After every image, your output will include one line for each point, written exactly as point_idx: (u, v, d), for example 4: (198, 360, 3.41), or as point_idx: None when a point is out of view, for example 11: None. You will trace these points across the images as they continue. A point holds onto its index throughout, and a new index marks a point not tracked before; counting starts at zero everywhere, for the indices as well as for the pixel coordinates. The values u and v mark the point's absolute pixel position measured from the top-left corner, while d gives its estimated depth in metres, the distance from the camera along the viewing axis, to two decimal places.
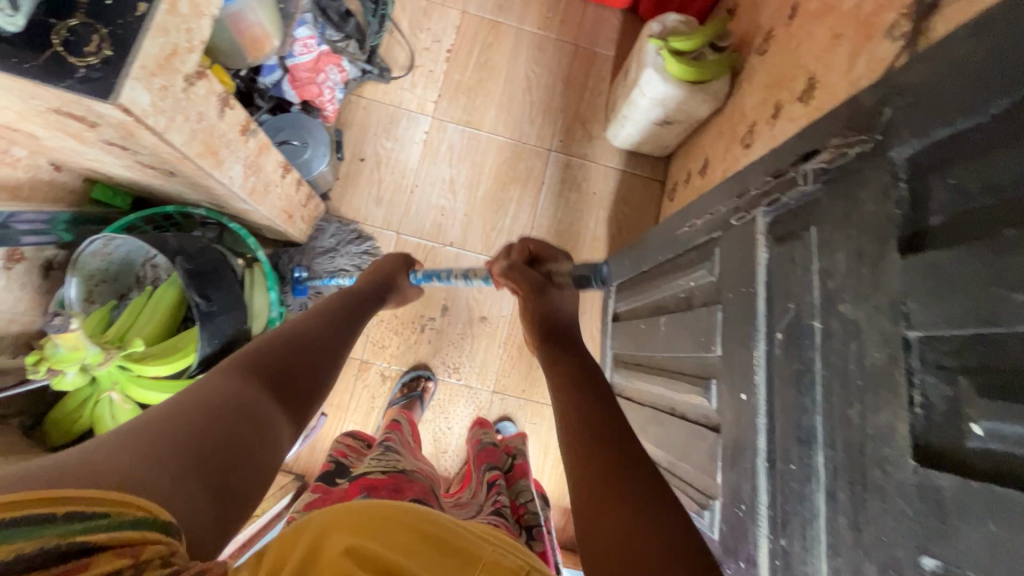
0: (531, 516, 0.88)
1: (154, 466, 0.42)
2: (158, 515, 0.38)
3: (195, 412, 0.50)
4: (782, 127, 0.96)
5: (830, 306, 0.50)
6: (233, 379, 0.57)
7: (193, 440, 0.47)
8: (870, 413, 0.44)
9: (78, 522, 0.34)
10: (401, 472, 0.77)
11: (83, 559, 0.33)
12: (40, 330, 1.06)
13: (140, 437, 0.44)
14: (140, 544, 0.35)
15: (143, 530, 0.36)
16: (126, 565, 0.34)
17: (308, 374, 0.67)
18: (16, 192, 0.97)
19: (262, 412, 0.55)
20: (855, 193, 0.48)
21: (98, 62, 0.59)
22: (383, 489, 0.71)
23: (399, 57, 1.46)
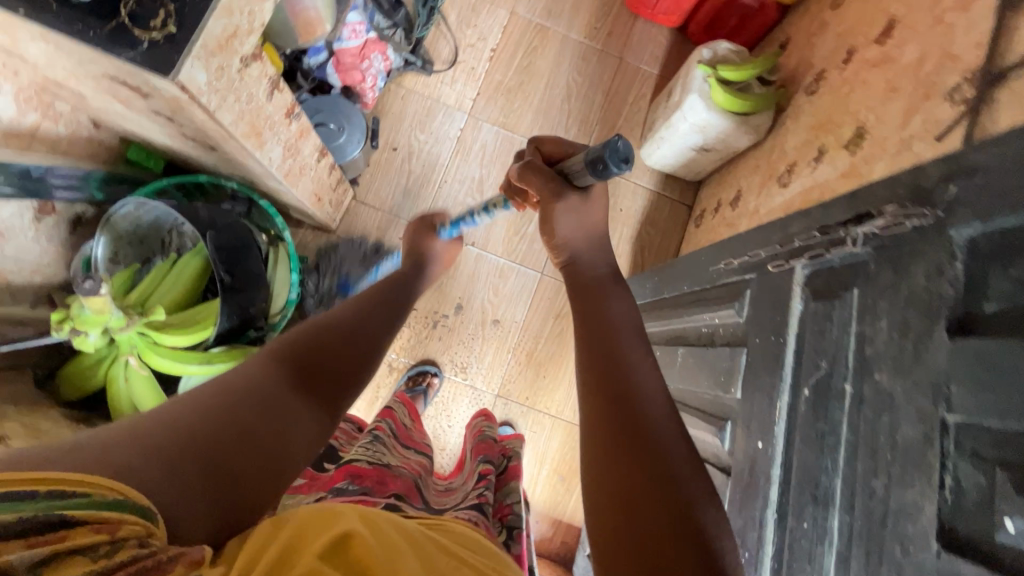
0: (515, 517, 0.78)
1: (150, 443, 0.40)
2: (139, 496, 0.36)
3: (214, 396, 0.48)
4: (824, 172, 0.95)
5: (865, 372, 0.50)
6: (261, 367, 0.55)
7: (204, 424, 0.45)
8: (896, 488, 0.44)
9: (57, 499, 0.33)
10: (387, 466, 0.72)
11: (62, 531, 0.32)
12: (61, 283, 1.07)
13: (155, 418, 0.43)
14: (117, 523, 0.35)
15: (122, 510, 0.35)
16: (103, 540, 0.33)
17: (350, 365, 0.64)
18: (55, 145, 0.98)
19: (285, 407, 0.52)
20: (906, 264, 0.47)
21: (163, 37, 0.59)
22: (368, 481, 0.67)
23: (443, 51, 1.46)
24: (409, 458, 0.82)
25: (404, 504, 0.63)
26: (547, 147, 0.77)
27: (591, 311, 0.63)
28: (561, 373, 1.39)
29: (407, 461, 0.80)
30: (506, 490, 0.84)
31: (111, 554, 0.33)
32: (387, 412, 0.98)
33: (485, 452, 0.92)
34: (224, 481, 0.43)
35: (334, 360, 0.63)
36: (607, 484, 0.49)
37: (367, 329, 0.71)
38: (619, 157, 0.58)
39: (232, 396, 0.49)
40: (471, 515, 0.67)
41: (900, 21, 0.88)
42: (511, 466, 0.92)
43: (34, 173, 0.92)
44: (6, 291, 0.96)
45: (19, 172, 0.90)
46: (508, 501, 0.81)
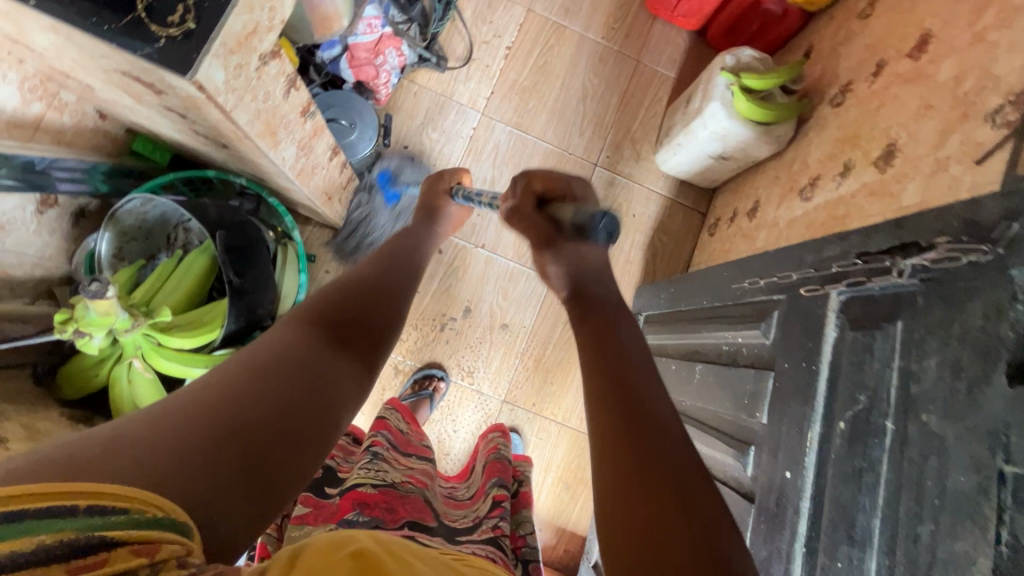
0: (530, 550, 0.75)
1: (171, 440, 0.36)
2: (178, 509, 0.34)
3: (238, 376, 0.43)
4: (850, 189, 0.93)
5: (910, 410, 0.48)
6: (286, 338, 0.50)
7: (235, 406, 0.40)
8: (944, 536, 0.42)
9: (98, 517, 0.31)
10: (392, 488, 0.66)
11: (102, 554, 0.30)
12: (63, 277, 1.04)
13: (176, 409, 0.38)
14: (158, 544, 0.32)
15: (162, 528, 0.33)
16: (141, 564, 0.31)
17: (377, 326, 0.59)
18: (60, 136, 0.94)
19: (322, 372, 0.48)
20: (960, 302, 0.45)
21: (180, 34, 0.56)
22: (376, 509, 0.62)
23: (457, 48, 1.43)
24: (416, 472, 0.74)
25: (419, 536, 0.59)
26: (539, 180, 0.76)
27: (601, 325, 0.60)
28: (569, 380, 1.38)
29: (414, 475, 0.73)
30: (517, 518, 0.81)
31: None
32: (381, 422, 0.83)
33: (500, 474, 0.85)
34: (260, 468, 0.39)
35: (358, 328, 0.57)
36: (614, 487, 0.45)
37: (388, 297, 0.64)
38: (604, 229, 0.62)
39: (262, 368, 0.44)
40: (487, 550, 0.64)
41: (936, 35, 0.85)
42: (523, 492, 0.88)
43: (37, 165, 0.90)
44: (6, 286, 0.93)
45: (22, 166, 0.87)
46: (522, 531, 0.78)
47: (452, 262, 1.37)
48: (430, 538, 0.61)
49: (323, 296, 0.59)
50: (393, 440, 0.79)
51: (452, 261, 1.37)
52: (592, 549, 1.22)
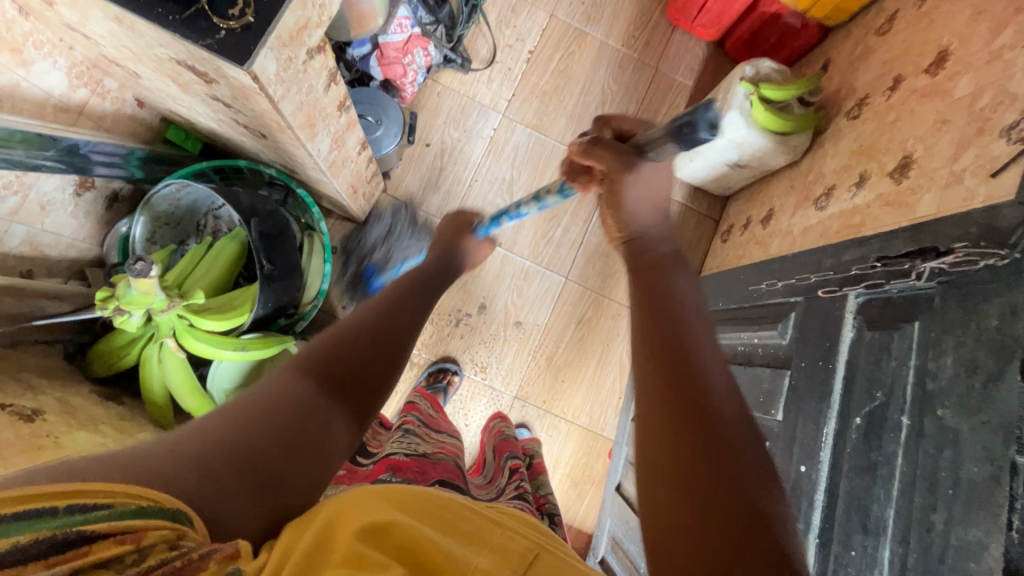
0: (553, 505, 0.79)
1: (174, 454, 0.40)
2: (171, 500, 0.37)
3: (245, 406, 0.47)
4: (864, 199, 0.95)
5: (925, 406, 0.50)
6: (292, 372, 0.54)
7: (241, 435, 0.44)
8: (957, 524, 0.45)
9: (77, 514, 0.33)
10: (423, 454, 0.68)
11: (84, 546, 0.32)
12: (95, 258, 1.07)
13: (187, 434, 0.43)
14: (143, 530, 0.34)
15: (142, 517, 0.34)
16: (126, 552, 0.33)
17: (383, 357, 0.62)
18: (100, 122, 0.98)
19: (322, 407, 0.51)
20: (978, 303, 0.48)
21: (240, 27, 0.60)
22: (408, 472, 0.63)
23: (481, 50, 1.46)
24: (447, 444, 0.76)
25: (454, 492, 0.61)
26: (616, 123, 0.71)
27: (654, 292, 0.55)
28: (579, 379, 1.40)
29: (443, 445, 0.75)
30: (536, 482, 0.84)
31: (138, 563, 0.33)
32: (410, 405, 0.87)
33: (510, 447, 0.91)
34: (263, 483, 0.43)
35: (366, 353, 0.60)
36: (653, 466, 0.43)
37: (400, 317, 0.67)
38: (709, 122, 0.53)
39: (267, 401, 0.48)
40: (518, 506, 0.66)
41: (954, 52, 0.88)
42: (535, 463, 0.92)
43: (81, 149, 0.92)
44: (42, 265, 0.96)
45: (67, 148, 0.90)
46: (543, 492, 0.81)
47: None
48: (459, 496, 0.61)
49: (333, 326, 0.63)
50: (422, 419, 0.82)
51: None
52: (598, 545, 1.24)
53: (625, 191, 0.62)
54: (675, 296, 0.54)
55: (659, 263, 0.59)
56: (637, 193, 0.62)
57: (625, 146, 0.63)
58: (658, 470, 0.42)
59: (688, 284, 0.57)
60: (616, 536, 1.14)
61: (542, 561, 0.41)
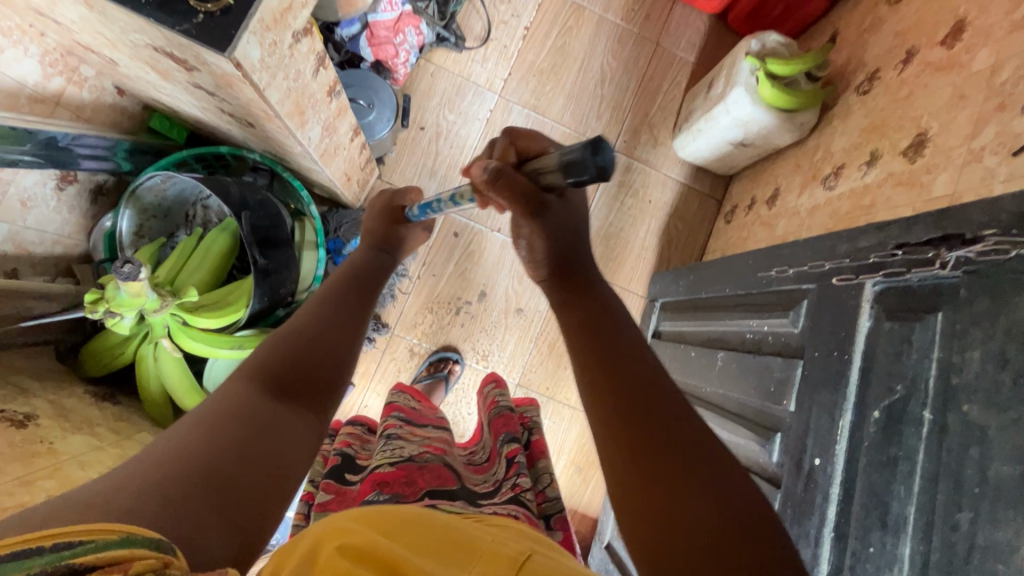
0: (551, 503, 0.75)
1: (132, 490, 0.37)
2: (147, 531, 0.33)
3: (191, 429, 0.44)
4: (876, 178, 0.93)
5: (949, 401, 0.48)
6: (234, 387, 0.51)
7: (194, 455, 0.41)
8: (983, 524, 0.43)
9: (63, 550, 0.30)
10: (410, 460, 0.64)
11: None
12: (82, 255, 1.04)
13: (131, 469, 0.39)
14: (126, 560, 0.31)
15: (129, 546, 0.32)
16: None
17: (328, 358, 0.60)
18: (79, 112, 0.93)
19: (272, 419, 0.49)
20: (1007, 295, 0.46)
21: (218, 10, 0.55)
22: (396, 486, 0.60)
23: (475, 27, 1.40)
24: (431, 441, 0.73)
25: (444, 504, 0.57)
26: (521, 142, 0.65)
27: (587, 313, 0.58)
28: None
29: (430, 445, 0.71)
30: (537, 469, 0.79)
31: None
32: (391, 405, 0.83)
33: (506, 428, 0.82)
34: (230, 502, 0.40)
35: (313, 358, 0.58)
36: (626, 484, 0.44)
37: (341, 316, 0.65)
38: (596, 167, 0.46)
39: (214, 421, 0.46)
40: (512, 510, 0.61)
41: (971, 22, 0.84)
42: (534, 441, 0.85)
43: (60, 141, 0.87)
44: (28, 263, 0.93)
45: (45, 142, 0.85)
46: (541, 487, 0.76)
47: (467, 246, 1.36)
48: (452, 502, 0.59)
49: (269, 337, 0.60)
50: (404, 416, 0.80)
51: (466, 245, 1.36)
52: (604, 530, 1.24)
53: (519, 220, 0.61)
54: (617, 317, 0.57)
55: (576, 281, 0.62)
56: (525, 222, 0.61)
57: (520, 172, 0.58)
58: (632, 493, 0.44)
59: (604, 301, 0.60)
60: None
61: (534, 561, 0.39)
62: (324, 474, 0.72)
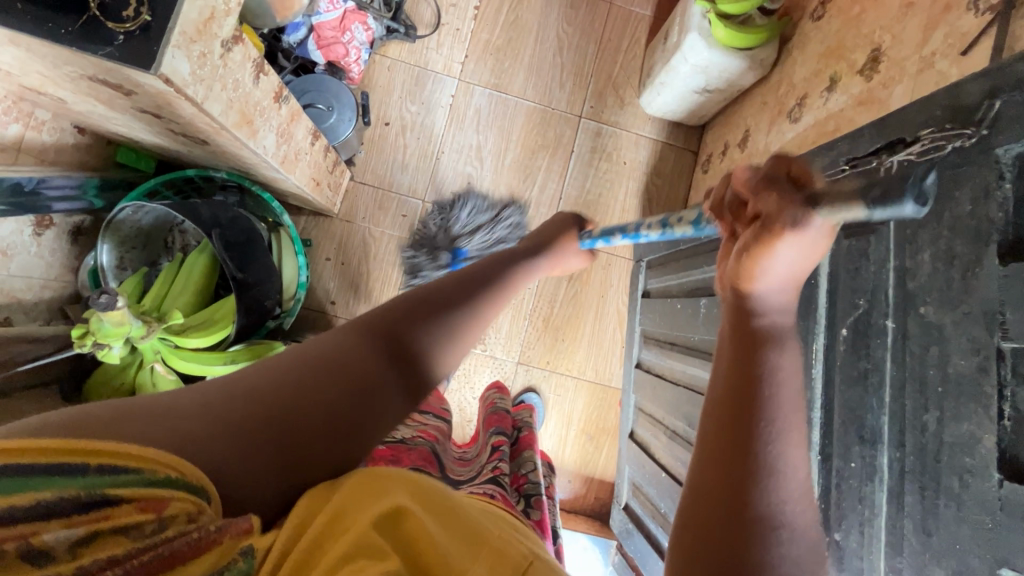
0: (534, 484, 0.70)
1: (203, 409, 0.41)
2: (186, 471, 0.35)
3: (304, 364, 0.48)
4: (838, 103, 0.90)
5: (908, 305, 0.48)
6: (359, 339, 0.53)
7: (277, 410, 0.44)
8: (950, 421, 0.43)
9: (107, 474, 0.32)
10: (400, 442, 0.64)
11: (106, 509, 0.31)
12: (72, 296, 1.06)
13: (235, 394, 0.43)
14: (167, 499, 0.33)
15: (171, 487, 0.34)
16: (149, 520, 0.32)
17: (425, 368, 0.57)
18: (43, 156, 0.95)
19: (363, 394, 0.49)
20: (949, 191, 0.45)
21: (137, 28, 0.56)
22: (382, 461, 0.59)
23: (425, 15, 1.39)
24: (428, 426, 0.72)
25: None
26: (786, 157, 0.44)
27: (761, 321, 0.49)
28: (579, 335, 1.39)
29: (423, 428, 0.70)
30: (522, 459, 0.76)
31: (162, 531, 0.32)
32: None
33: (498, 423, 0.83)
34: (279, 465, 0.42)
35: (435, 339, 0.59)
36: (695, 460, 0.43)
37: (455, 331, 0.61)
38: (919, 192, 0.37)
39: (307, 380, 0.47)
40: (488, 491, 0.59)
41: None
42: (525, 436, 0.83)
43: (26, 187, 0.89)
44: (20, 310, 0.95)
45: (11, 188, 0.87)
46: (524, 470, 0.72)
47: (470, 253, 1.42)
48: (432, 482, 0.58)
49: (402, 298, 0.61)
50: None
51: None
52: (621, 492, 1.26)
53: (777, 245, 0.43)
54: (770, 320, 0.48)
55: (761, 331, 0.46)
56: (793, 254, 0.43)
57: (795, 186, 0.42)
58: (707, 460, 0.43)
59: (793, 368, 0.45)
60: (636, 481, 1.15)
61: (538, 565, 0.38)
62: None
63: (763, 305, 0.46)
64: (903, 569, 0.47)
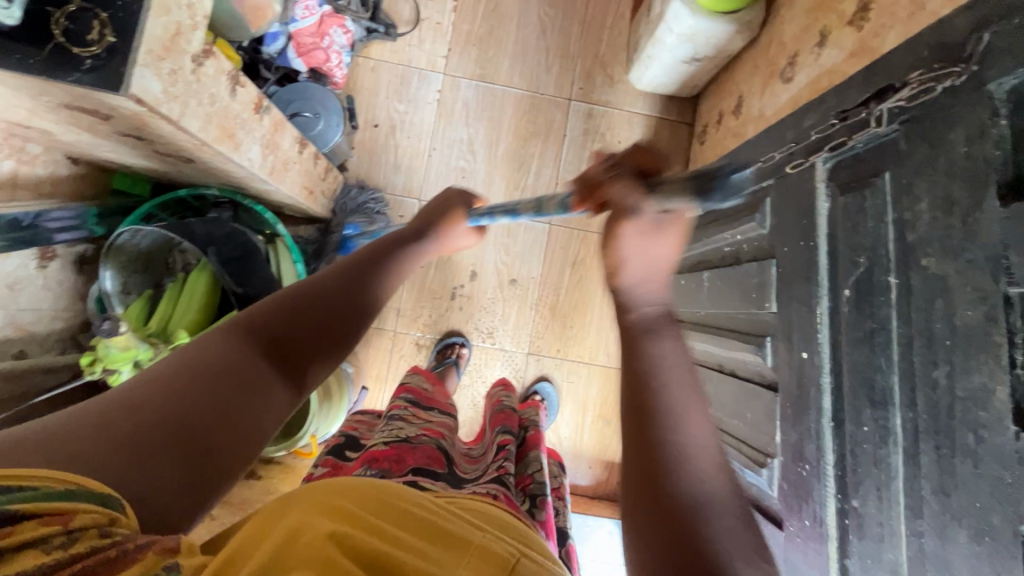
0: (537, 483, 0.68)
1: (94, 428, 0.38)
2: (99, 485, 0.35)
3: (169, 373, 0.44)
4: (830, 58, 0.86)
5: (909, 258, 0.46)
6: (236, 336, 0.49)
7: (164, 416, 0.41)
8: (960, 375, 0.41)
9: (2, 492, 0.31)
10: (405, 438, 0.63)
11: (6, 527, 0.30)
12: (83, 324, 1.08)
13: (102, 407, 0.40)
14: (71, 513, 0.33)
15: (74, 500, 0.33)
16: (57, 532, 0.31)
17: (320, 335, 0.55)
18: (40, 189, 0.96)
19: (259, 380, 0.48)
20: (943, 134, 0.43)
21: (103, 50, 0.56)
22: (384, 463, 0.58)
23: (404, 11, 1.38)
24: (433, 423, 0.70)
25: (429, 482, 0.55)
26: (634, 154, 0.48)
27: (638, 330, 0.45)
28: (588, 320, 1.37)
29: (431, 425, 0.69)
30: (527, 460, 0.75)
31: (70, 545, 0.31)
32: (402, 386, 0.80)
33: (503, 422, 0.81)
34: (178, 463, 0.40)
35: (322, 320, 0.55)
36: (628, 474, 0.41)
37: (348, 300, 0.59)
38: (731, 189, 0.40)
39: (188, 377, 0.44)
40: (491, 490, 0.57)
41: None
42: (531, 435, 0.81)
43: (24, 221, 0.90)
44: (33, 342, 0.98)
45: (10, 223, 0.88)
46: (529, 470, 0.71)
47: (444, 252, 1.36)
48: (436, 482, 0.57)
49: (286, 289, 0.56)
50: (412, 398, 0.76)
51: None
52: None
53: (623, 234, 0.44)
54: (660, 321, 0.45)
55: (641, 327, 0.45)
56: (657, 244, 0.45)
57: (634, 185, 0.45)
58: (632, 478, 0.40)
59: (676, 353, 0.43)
60: None
61: (524, 565, 0.38)
62: (326, 454, 0.69)
63: (632, 299, 0.46)
64: (924, 532, 0.45)
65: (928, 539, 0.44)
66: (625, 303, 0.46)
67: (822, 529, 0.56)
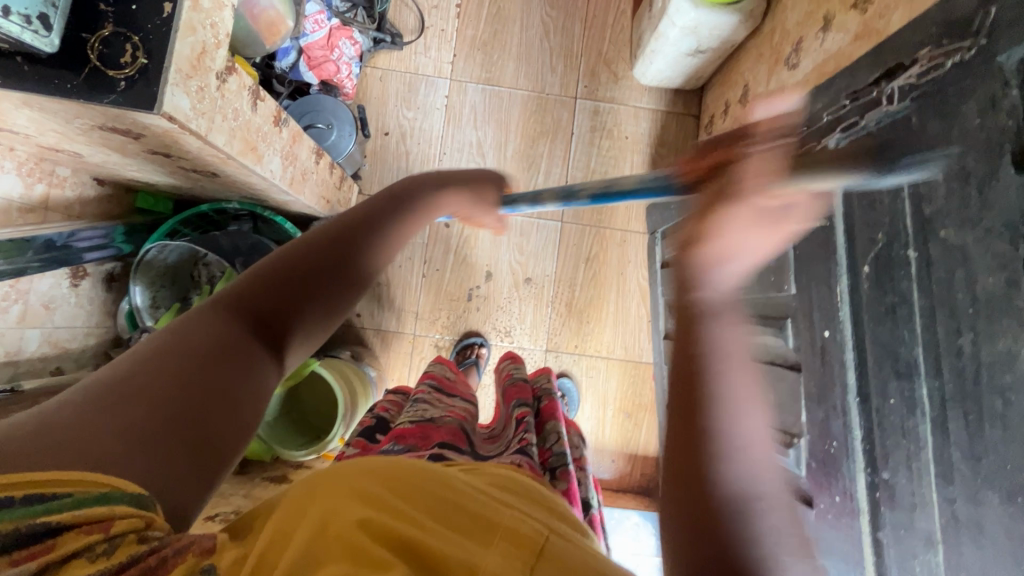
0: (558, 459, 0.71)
1: (98, 413, 0.37)
2: (130, 485, 0.36)
3: (155, 355, 0.43)
4: (834, 42, 0.87)
5: (927, 231, 0.47)
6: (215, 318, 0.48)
7: (155, 397, 0.40)
8: (985, 341, 0.42)
9: (39, 504, 0.32)
10: (430, 418, 0.65)
11: (49, 539, 0.31)
12: (114, 339, 1.12)
13: (99, 389, 0.39)
14: (108, 519, 0.33)
15: (109, 505, 0.34)
16: (97, 540, 0.33)
17: (300, 313, 0.53)
18: (69, 211, 0.99)
19: (236, 363, 0.46)
20: (954, 108, 0.44)
21: (137, 72, 0.59)
22: (412, 439, 0.60)
23: (409, 21, 1.40)
24: (456, 406, 0.72)
25: (456, 454, 0.57)
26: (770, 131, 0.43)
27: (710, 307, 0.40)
28: (605, 315, 1.38)
29: (455, 408, 0.71)
30: (546, 430, 0.77)
31: (109, 553, 0.33)
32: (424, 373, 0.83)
33: (518, 394, 0.83)
34: (179, 442, 0.40)
35: (302, 303, 0.53)
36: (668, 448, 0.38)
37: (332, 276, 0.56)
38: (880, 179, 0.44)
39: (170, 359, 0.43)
40: (516, 460, 0.59)
41: None
42: (545, 403, 0.83)
43: (58, 242, 0.93)
44: (69, 358, 1.01)
45: (45, 244, 0.91)
46: (550, 443, 0.73)
47: (459, 254, 1.38)
48: (461, 453, 0.59)
49: (264, 262, 0.54)
50: (436, 384, 0.79)
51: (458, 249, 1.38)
52: None
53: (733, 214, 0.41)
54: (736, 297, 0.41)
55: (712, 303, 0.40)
56: (756, 233, 0.41)
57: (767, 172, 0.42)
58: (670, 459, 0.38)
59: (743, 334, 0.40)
60: None
61: (553, 543, 0.37)
62: (358, 434, 0.72)
63: (715, 268, 0.41)
64: (956, 499, 0.45)
65: (960, 505, 0.45)
66: (694, 279, 0.41)
67: (853, 503, 0.57)
